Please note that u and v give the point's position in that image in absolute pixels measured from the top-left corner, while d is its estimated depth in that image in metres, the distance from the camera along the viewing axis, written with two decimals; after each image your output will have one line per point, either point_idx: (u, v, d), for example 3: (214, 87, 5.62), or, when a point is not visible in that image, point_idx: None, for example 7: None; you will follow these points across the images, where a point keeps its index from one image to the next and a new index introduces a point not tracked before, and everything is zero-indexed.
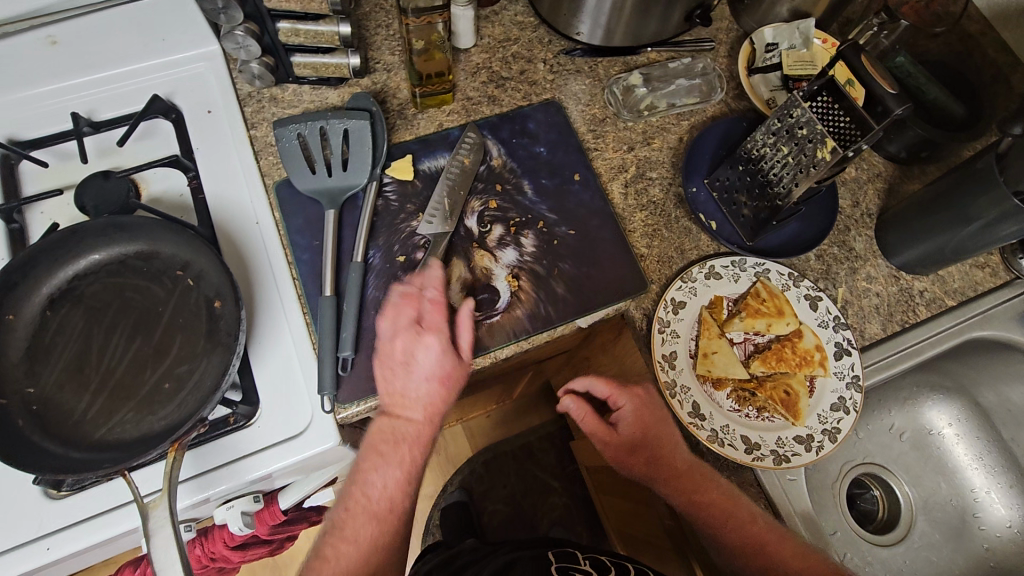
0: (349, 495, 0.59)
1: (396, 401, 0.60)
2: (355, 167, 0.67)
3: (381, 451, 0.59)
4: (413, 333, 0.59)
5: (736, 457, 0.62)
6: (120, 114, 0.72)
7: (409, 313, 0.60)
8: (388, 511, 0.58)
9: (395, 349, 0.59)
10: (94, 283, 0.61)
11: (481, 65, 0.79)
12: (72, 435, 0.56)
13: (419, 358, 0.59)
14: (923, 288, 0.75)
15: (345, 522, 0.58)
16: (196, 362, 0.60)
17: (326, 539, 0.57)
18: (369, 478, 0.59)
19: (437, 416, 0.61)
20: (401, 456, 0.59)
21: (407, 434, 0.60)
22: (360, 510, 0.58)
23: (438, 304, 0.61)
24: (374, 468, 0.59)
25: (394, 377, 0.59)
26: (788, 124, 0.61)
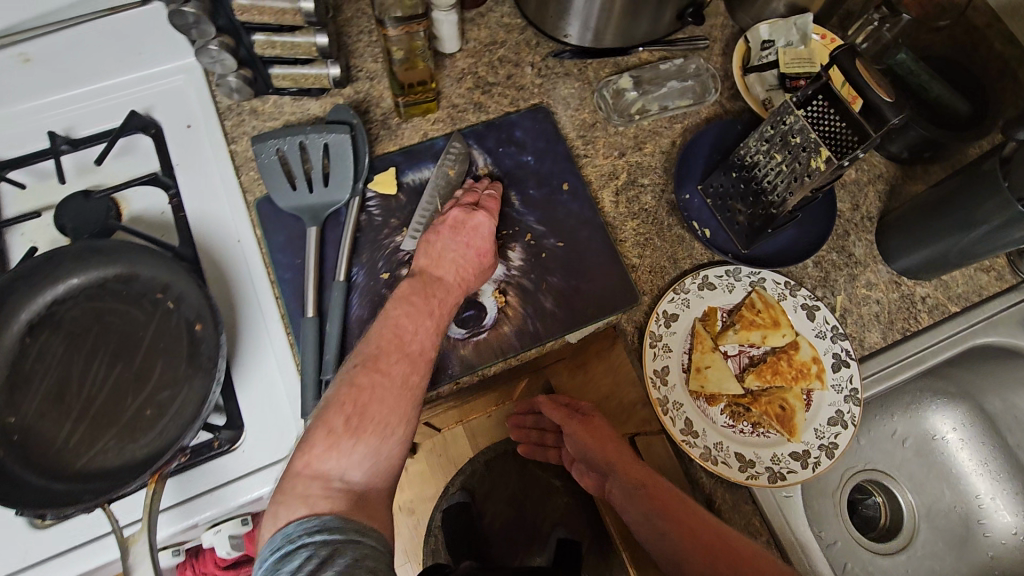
0: (382, 333, 0.56)
1: (436, 262, 0.61)
2: (336, 183, 0.66)
3: (413, 300, 0.58)
4: (468, 212, 0.64)
5: (730, 474, 0.60)
6: (98, 130, 0.71)
7: (467, 199, 0.66)
8: (420, 355, 0.56)
9: (448, 218, 0.63)
10: (73, 308, 0.60)
11: (466, 71, 0.77)
12: (54, 465, 0.55)
13: (471, 230, 0.63)
14: (925, 294, 0.72)
15: (380, 357, 0.55)
16: (178, 388, 0.59)
17: (359, 370, 0.54)
18: (402, 323, 0.57)
19: (466, 288, 0.61)
20: (433, 307, 0.59)
21: (440, 291, 0.60)
22: (393, 349, 0.55)
23: (494, 200, 0.67)
24: (408, 312, 0.57)
25: (441, 239, 0.62)
26: (781, 130, 0.58)
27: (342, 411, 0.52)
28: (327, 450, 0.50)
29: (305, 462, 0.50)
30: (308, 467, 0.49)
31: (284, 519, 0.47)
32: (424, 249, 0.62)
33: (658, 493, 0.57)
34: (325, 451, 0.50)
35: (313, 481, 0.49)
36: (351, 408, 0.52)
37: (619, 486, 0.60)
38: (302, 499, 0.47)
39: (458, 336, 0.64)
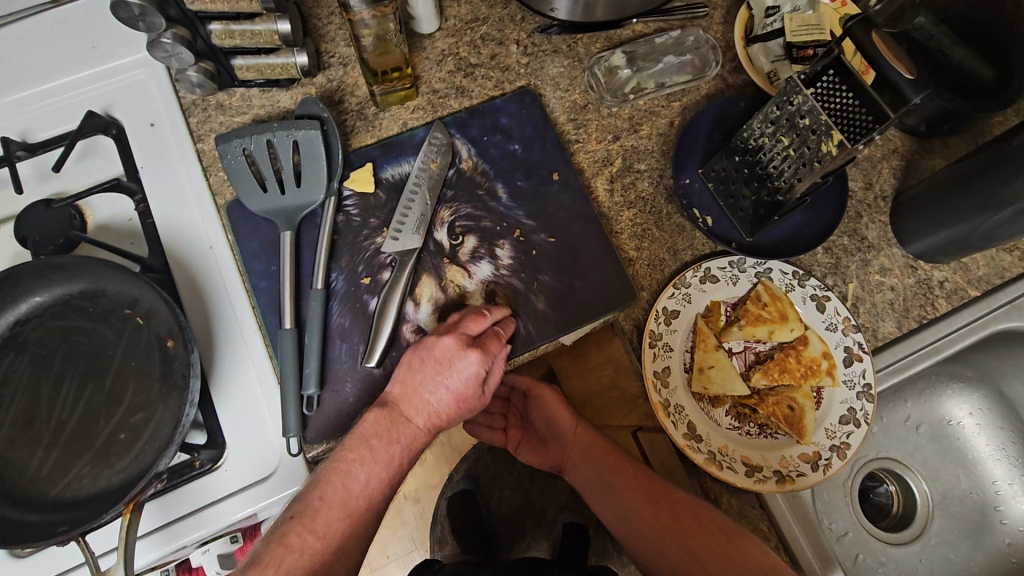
0: (328, 478, 0.51)
1: (409, 400, 0.55)
2: (309, 183, 0.61)
3: (371, 444, 0.53)
4: (464, 347, 0.55)
5: (737, 480, 0.57)
6: (55, 134, 0.66)
7: (471, 326, 0.57)
8: (363, 510, 0.52)
9: (438, 349, 0.55)
10: (38, 328, 0.57)
11: (447, 52, 0.71)
12: (26, 494, 0.53)
13: (455, 374, 0.55)
14: (943, 278, 0.68)
15: (317, 512, 0.50)
16: (152, 409, 0.56)
17: (292, 526, 0.49)
18: (355, 472, 0.52)
19: (432, 430, 0.57)
20: (392, 456, 0.54)
21: (406, 435, 0.55)
22: (335, 504, 0.51)
23: (498, 336, 0.58)
24: (362, 461, 0.52)
25: (422, 373, 0.55)
26: (788, 112, 0.53)
27: None
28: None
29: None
30: None
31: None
32: (400, 373, 0.56)
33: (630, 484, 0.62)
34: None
35: None
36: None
37: (586, 474, 0.65)
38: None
39: None
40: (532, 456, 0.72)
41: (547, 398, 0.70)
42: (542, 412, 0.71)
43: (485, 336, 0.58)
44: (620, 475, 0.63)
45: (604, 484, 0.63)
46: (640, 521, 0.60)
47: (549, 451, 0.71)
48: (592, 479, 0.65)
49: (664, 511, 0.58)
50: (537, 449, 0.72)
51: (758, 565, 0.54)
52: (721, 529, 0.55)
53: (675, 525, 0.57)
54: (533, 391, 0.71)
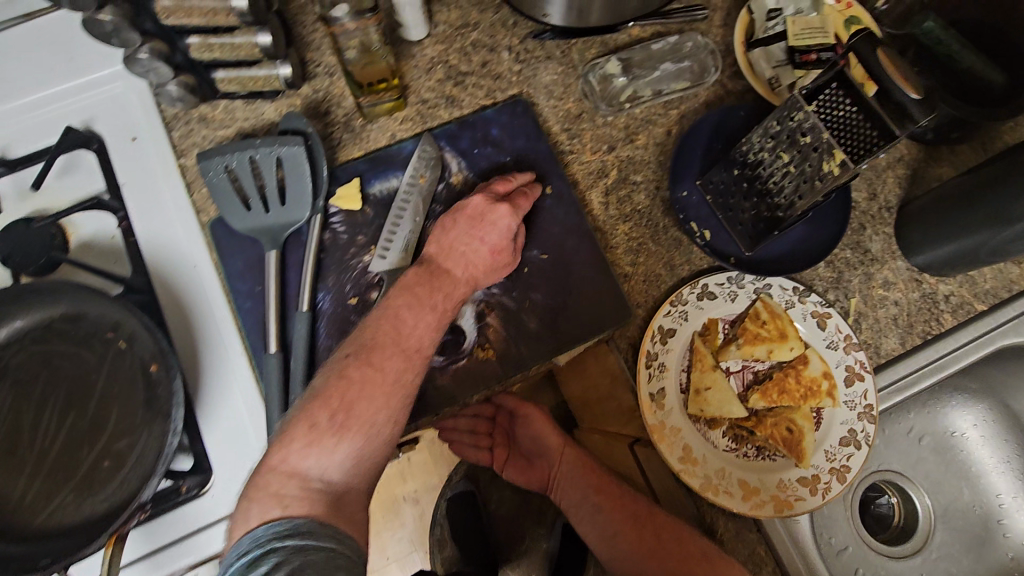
0: (379, 322, 0.51)
1: (446, 256, 0.56)
2: (294, 200, 0.60)
3: (415, 291, 0.53)
4: (494, 202, 0.58)
5: (732, 505, 0.56)
6: (34, 149, 0.64)
7: (498, 188, 0.60)
8: (416, 352, 0.51)
9: (471, 205, 0.57)
10: (18, 353, 0.56)
11: (436, 60, 0.69)
12: (9, 525, 0.52)
13: (489, 226, 0.57)
14: (949, 292, 0.66)
15: (374, 350, 0.50)
16: (136, 435, 0.55)
17: (351, 361, 0.49)
18: (402, 315, 0.51)
19: (474, 286, 0.57)
20: (436, 301, 0.53)
21: (449, 285, 0.55)
22: (389, 343, 0.50)
23: (527, 197, 0.61)
24: (410, 306, 0.52)
25: (456, 229, 0.56)
26: (789, 127, 0.51)
27: (327, 408, 0.47)
28: (307, 446, 0.46)
29: (281, 457, 0.46)
30: (285, 463, 0.46)
31: (255, 519, 0.44)
32: (436, 234, 0.57)
33: (615, 508, 0.62)
34: (306, 447, 0.46)
35: (289, 478, 0.45)
36: (338, 405, 0.47)
37: (571, 494, 0.66)
38: (276, 497, 0.44)
39: (436, 363, 0.59)
40: (519, 475, 0.74)
41: (534, 418, 0.71)
42: (528, 431, 0.72)
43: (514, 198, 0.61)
44: (607, 496, 0.64)
45: (590, 505, 0.64)
46: (625, 543, 0.60)
47: (535, 470, 0.72)
48: (577, 500, 0.65)
49: (650, 535, 0.58)
50: (523, 467, 0.73)
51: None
52: (707, 556, 0.54)
53: (661, 550, 0.57)
54: (519, 411, 0.72)
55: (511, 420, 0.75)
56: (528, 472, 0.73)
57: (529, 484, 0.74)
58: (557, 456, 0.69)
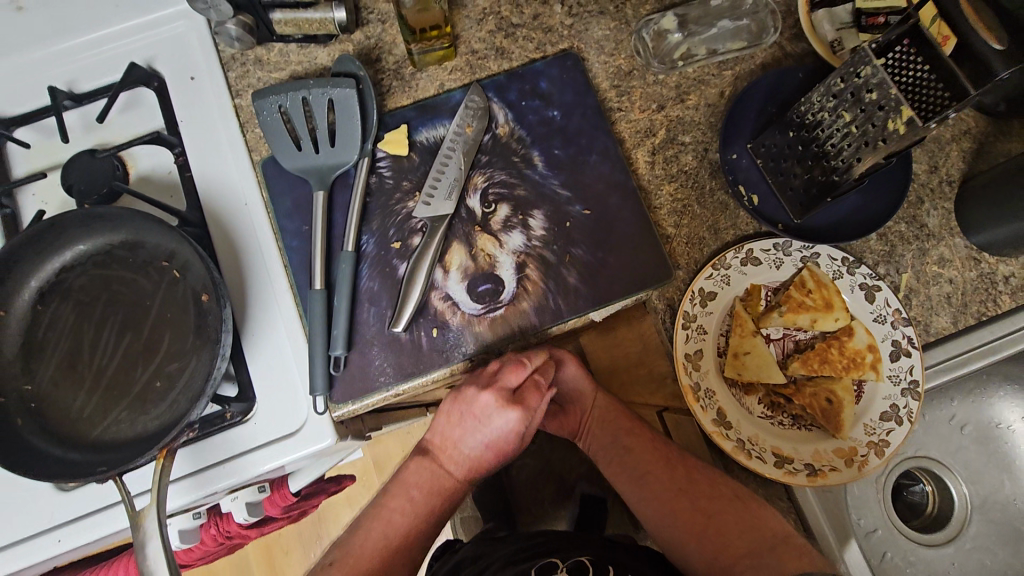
0: (370, 527, 0.61)
1: (448, 453, 0.64)
2: (344, 143, 0.61)
3: (412, 493, 0.62)
4: (504, 406, 0.59)
5: (765, 471, 0.56)
6: (100, 85, 0.67)
7: (512, 379, 0.59)
8: (398, 559, 0.59)
9: (477, 404, 0.60)
10: (81, 276, 0.59)
11: (488, 9, 0.68)
12: (70, 435, 0.55)
13: (490, 431, 0.61)
14: (1009, 273, 0.63)
15: (356, 553, 0.59)
16: (186, 359, 0.57)
17: (331, 569, 0.58)
18: (392, 519, 0.61)
19: (473, 477, 0.65)
20: (429, 506, 0.62)
21: (442, 484, 0.63)
22: (372, 546, 0.59)
23: (538, 388, 0.61)
24: (402, 511, 0.61)
25: (459, 425, 0.63)
26: (855, 84, 0.49)
27: None
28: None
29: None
30: None
31: None
32: (440, 426, 0.64)
33: (643, 452, 0.64)
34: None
35: None
36: None
37: (600, 439, 0.67)
38: None
39: (472, 311, 0.60)
40: (550, 421, 0.75)
41: (567, 367, 0.68)
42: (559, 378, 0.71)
43: (524, 386, 0.61)
44: (637, 440, 0.65)
45: (619, 447, 0.65)
46: (652, 485, 0.61)
47: (565, 418, 0.73)
48: (608, 445, 0.66)
49: (681, 473, 0.61)
50: (554, 415, 0.74)
51: (772, 533, 0.54)
52: (737, 495, 0.57)
53: (692, 488, 0.59)
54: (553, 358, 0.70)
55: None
56: (560, 419, 0.73)
57: (561, 432, 0.74)
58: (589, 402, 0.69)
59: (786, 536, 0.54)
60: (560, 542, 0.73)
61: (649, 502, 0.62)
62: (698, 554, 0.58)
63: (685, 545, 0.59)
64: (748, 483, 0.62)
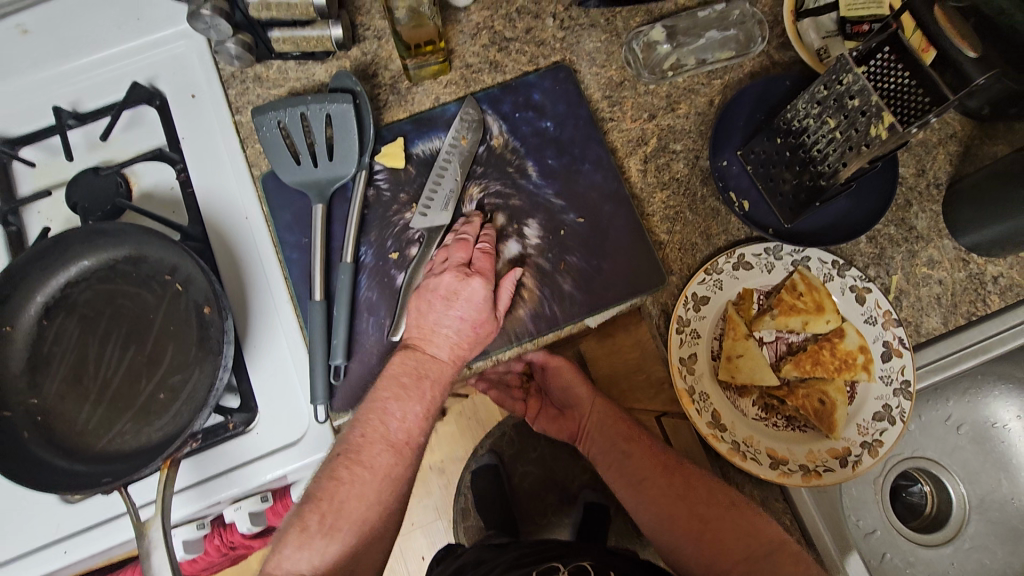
0: (367, 419, 0.55)
1: (426, 336, 0.58)
2: (341, 156, 0.62)
3: (403, 382, 0.56)
4: (465, 276, 0.58)
5: (760, 472, 0.57)
6: (103, 104, 0.68)
7: (461, 253, 0.59)
8: (405, 444, 0.55)
9: (440, 285, 0.58)
10: (86, 291, 0.60)
11: (482, 25, 0.69)
12: (76, 447, 0.56)
13: (462, 304, 0.57)
14: (998, 274, 0.64)
15: (362, 447, 0.54)
16: (189, 371, 0.58)
17: (340, 463, 0.53)
18: (390, 408, 0.55)
19: (462, 362, 0.59)
20: (423, 390, 0.56)
21: (430, 369, 0.57)
22: (376, 438, 0.54)
23: (489, 256, 0.60)
24: (397, 397, 0.55)
25: (431, 310, 0.58)
26: (837, 91, 0.50)
27: (318, 510, 0.52)
28: (298, 548, 0.51)
29: (276, 561, 0.50)
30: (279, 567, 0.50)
31: None
32: (413, 317, 0.59)
33: (641, 458, 0.63)
34: (297, 549, 0.51)
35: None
36: (327, 507, 0.52)
37: (599, 444, 0.67)
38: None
39: None
40: (550, 424, 0.75)
41: (562, 369, 0.70)
42: (558, 383, 0.72)
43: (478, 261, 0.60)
44: (637, 447, 0.65)
45: (619, 452, 0.65)
46: (651, 491, 0.61)
47: (564, 420, 0.73)
48: (608, 449, 0.66)
49: (680, 479, 0.60)
50: (554, 418, 0.74)
51: (770, 540, 0.55)
52: (734, 503, 0.58)
53: (690, 495, 0.59)
54: (549, 362, 0.71)
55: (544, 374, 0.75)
56: (561, 422, 0.74)
57: (560, 434, 0.75)
58: (589, 408, 0.69)
59: (782, 543, 0.55)
60: (560, 549, 0.74)
61: (649, 507, 0.61)
62: (696, 558, 0.58)
63: (684, 552, 0.59)
64: (744, 486, 0.63)
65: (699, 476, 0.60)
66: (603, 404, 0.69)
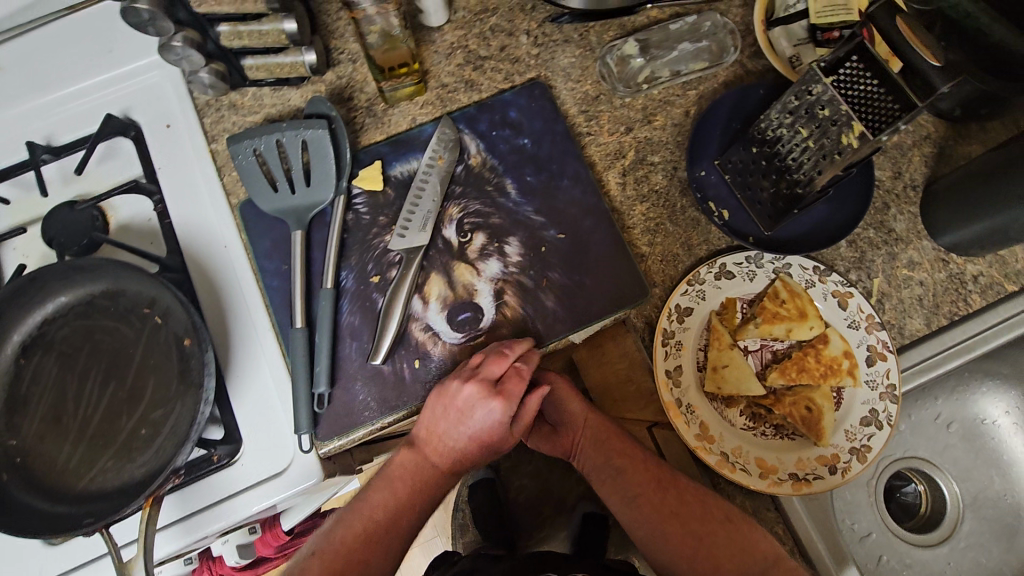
0: (352, 516, 0.59)
1: (429, 446, 0.59)
2: (319, 182, 0.62)
3: (395, 486, 0.59)
4: (488, 395, 0.56)
5: (750, 483, 0.57)
6: (77, 137, 0.68)
7: (493, 371, 0.56)
8: (374, 547, 0.57)
9: (459, 396, 0.56)
10: (63, 328, 0.59)
11: (456, 44, 0.69)
12: (56, 488, 0.55)
13: (473, 424, 0.57)
14: (977, 273, 0.64)
15: (337, 543, 0.57)
16: (171, 406, 0.57)
17: (315, 552, 0.57)
18: (374, 508, 0.59)
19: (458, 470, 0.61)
20: (411, 498, 0.59)
21: (425, 479, 0.60)
22: (351, 535, 0.58)
23: (522, 376, 0.57)
24: (384, 502, 0.59)
25: (440, 417, 0.57)
26: (807, 101, 0.50)
27: None
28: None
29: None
30: None
31: None
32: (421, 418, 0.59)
33: (635, 475, 0.62)
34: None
35: None
36: None
37: (592, 460, 0.65)
38: None
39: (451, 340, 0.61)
40: (543, 442, 0.72)
41: (557, 387, 0.68)
42: (550, 401, 0.68)
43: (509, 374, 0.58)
44: (629, 461, 0.63)
45: (611, 469, 0.63)
46: (646, 507, 0.61)
47: (558, 439, 0.70)
48: (599, 467, 0.64)
49: (673, 495, 0.60)
50: (546, 436, 0.71)
51: (763, 554, 0.56)
52: (728, 518, 0.58)
53: (684, 512, 0.59)
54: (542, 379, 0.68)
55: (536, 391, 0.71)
56: (553, 440, 0.71)
57: (553, 451, 0.72)
58: (582, 425, 0.66)
59: (777, 559, 0.56)
60: (555, 565, 0.73)
61: (644, 524, 0.61)
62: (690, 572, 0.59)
63: (675, 564, 0.60)
64: (735, 497, 0.62)
65: (692, 491, 0.60)
66: (596, 418, 0.66)
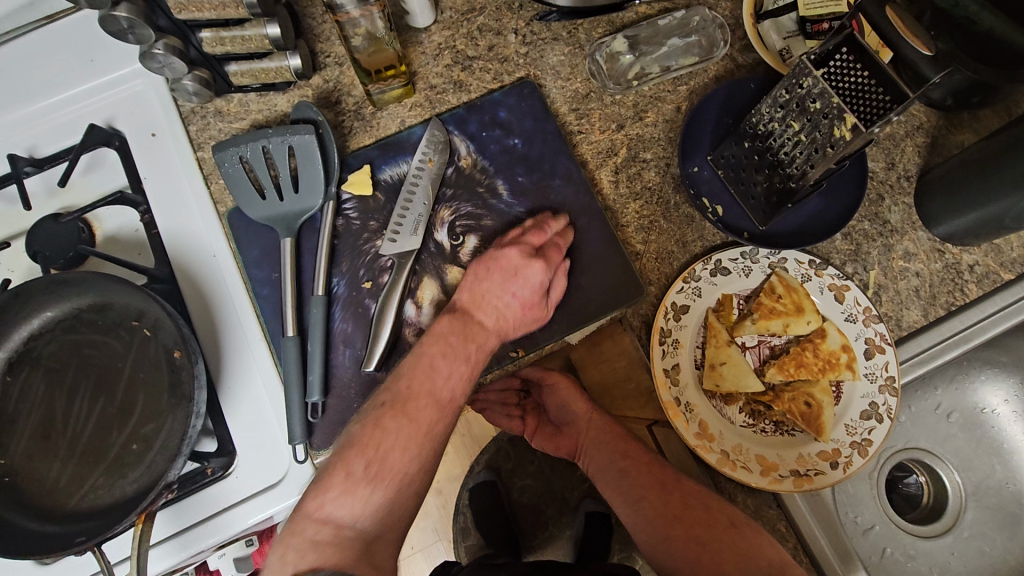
0: (413, 371, 0.52)
1: (477, 305, 0.57)
2: (307, 188, 0.61)
3: (449, 342, 0.54)
4: (529, 257, 0.58)
5: (751, 480, 0.56)
6: (60, 149, 0.67)
7: (534, 241, 0.60)
8: (449, 404, 0.53)
9: (505, 259, 0.57)
10: (50, 343, 0.58)
11: (444, 45, 0.69)
12: (46, 506, 0.54)
13: (522, 282, 0.57)
14: (974, 262, 0.64)
15: (409, 400, 0.51)
16: (162, 420, 0.56)
17: (385, 412, 0.50)
18: (437, 366, 0.53)
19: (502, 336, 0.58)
20: (469, 352, 0.55)
21: (480, 339, 0.56)
22: (421, 394, 0.51)
23: (559, 249, 0.61)
24: (444, 357, 0.53)
25: (489, 280, 0.57)
26: (798, 95, 0.50)
27: (363, 456, 0.48)
28: (342, 494, 0.46)
29: (317, 504, 0.46)
30: (318, 511, 0.46)
31: None
32: (467, 283, 0.58)
33: (638, 478, 0.62)
34: (341, 495, 0.47)
35: (322, 525, 0.45)
36: (372, 454, 0.48)
37: (597, 460, 0.66)
38: (310, 544, 0.44)
39: None
40: (547, 442, 0.74)
41: (560, 387, 0.70)
42: (553, 401, 0.70)
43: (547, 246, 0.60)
44: (633, 462, 0.64)
45: (616, 471, 0.64)
46: (649, 510, 0.60)
47: (563, 438, 0.72)
48: (603, 466, 0.65)
49: (677, 499, 0.59)
50: (549, 435, 0.73)
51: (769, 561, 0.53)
52: (732, 522, 0.56)
53: (687, 516, 0.57)
54: (546, 379, 0.70)
55: (539, 392, 0.73)
56: (557, 439, 0.72)
57: (558, 451, 0.73)
58: (586, 425, 0.68)
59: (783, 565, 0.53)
60: None
61: (647, 529, 0.60)
62: None
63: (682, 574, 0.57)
64: (736, 495, 0.62)
65: (696, 496, 0.59)
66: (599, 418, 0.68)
